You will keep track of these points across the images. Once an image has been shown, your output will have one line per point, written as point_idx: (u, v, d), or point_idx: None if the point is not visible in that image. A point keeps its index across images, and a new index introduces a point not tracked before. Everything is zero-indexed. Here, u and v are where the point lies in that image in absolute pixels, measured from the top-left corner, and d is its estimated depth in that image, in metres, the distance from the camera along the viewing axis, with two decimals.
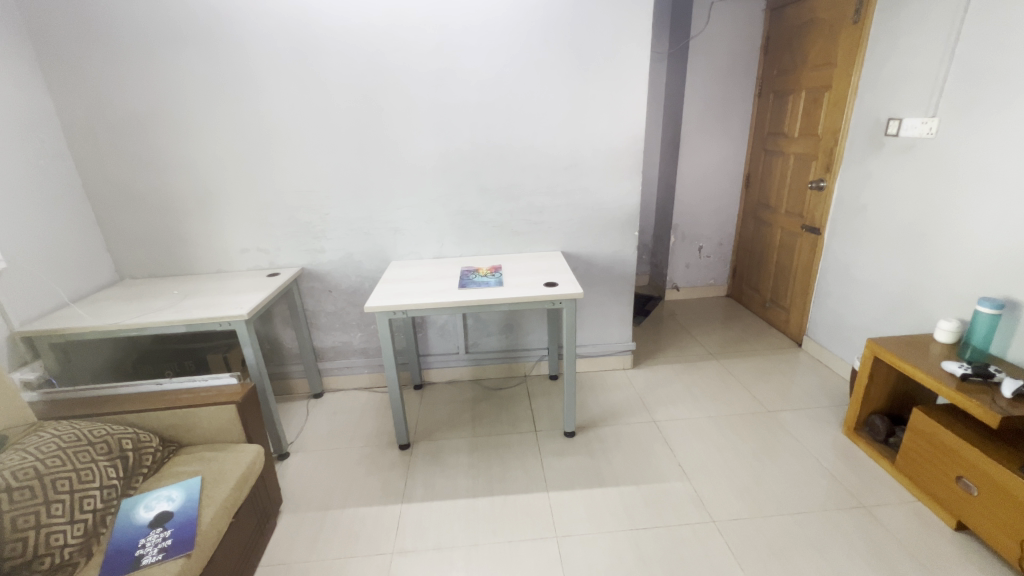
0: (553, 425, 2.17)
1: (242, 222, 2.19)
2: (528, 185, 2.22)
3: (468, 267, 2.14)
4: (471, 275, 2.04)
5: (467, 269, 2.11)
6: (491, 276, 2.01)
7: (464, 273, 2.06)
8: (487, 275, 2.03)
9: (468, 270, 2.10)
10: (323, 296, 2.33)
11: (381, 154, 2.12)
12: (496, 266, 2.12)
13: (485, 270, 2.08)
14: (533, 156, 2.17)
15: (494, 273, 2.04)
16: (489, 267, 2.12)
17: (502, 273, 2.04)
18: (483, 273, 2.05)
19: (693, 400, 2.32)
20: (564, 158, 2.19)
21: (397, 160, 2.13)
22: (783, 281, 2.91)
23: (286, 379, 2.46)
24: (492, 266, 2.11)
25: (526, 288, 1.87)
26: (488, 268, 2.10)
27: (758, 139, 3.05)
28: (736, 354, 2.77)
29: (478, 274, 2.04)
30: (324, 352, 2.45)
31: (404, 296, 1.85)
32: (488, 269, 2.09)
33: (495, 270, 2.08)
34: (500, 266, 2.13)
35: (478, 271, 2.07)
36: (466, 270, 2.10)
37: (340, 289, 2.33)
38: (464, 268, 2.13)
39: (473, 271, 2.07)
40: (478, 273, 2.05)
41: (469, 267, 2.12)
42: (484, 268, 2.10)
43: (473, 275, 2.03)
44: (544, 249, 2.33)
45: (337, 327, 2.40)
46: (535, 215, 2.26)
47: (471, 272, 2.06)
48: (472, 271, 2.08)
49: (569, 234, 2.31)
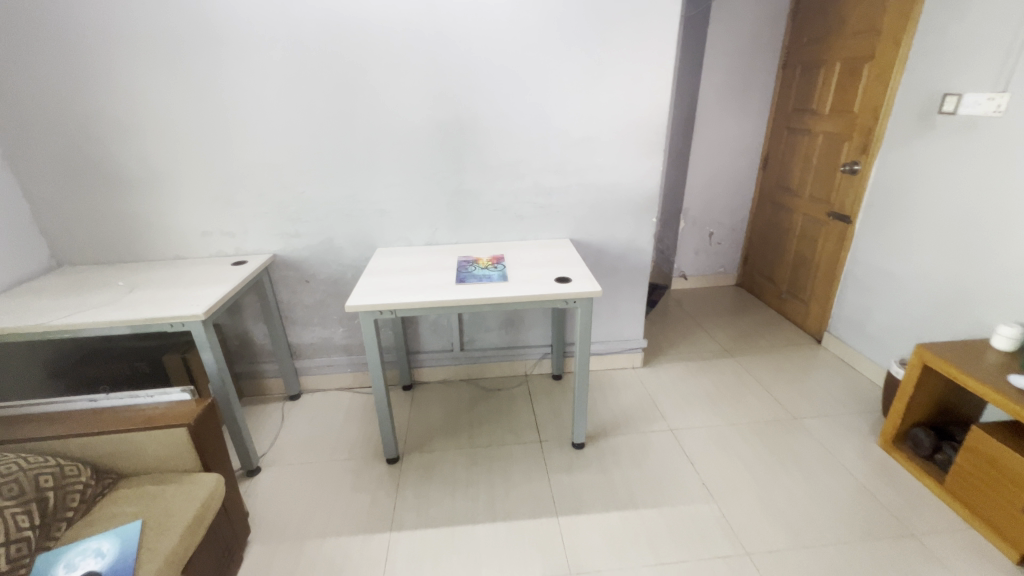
0: (559, 434, 1.95)
1: (201, 200, 1.87)
2: (535, 164, 1.93)
3: (467, 256, 1.86)
4: (469, 266, 1.77)
5: (465, 259, 1.83)
6: (493, 269, 1.74)
7: (462, 265, 1.78)
8: (489, 267, 1.76)
9: (466, 261, 1.82)
10: (298, 287, 2.04)
11: (364, 124, 1.81)
12: (498, 257, 1.85)
13: (486, 261, 1.81)
14: (541, 129, 1.89)
15: (496, 265, 1.77)
16: (491, 257, 1.85)
17: (506, 265, 1.78)
18: (484, 265, 1.78)
19: (711, 404, 2.12)
20: (576, 133, 1.90)
21: (384, 132, 1.83)
22: (802, 272, 2.70)
23: (258, 379, 2.19)
24: (493, 256, 1.85)
25: (534, 285, 1.61)
26: (490, 258, 1.83)
27: (781, 115, 2.79)
28: (752, 349, 2.57)
29: (478, 266, 1.77)
30: (302, 348, 2.17)
31: (392, 293, 1.57)
32: (489, 260, 1.82)
33: (498, 261, 1.81)
34: (503, 256, 1.86)
35: (478, 262, 1.80)
36: (463, 261, 1.82)
37: (319, 279, 2.04)
38: (461, 258, 1.85)
39: (472, 262, 1.80)
40: (479, 264, 1.78)
41: (468, 258, 1.85)
42: (484, 259, 1.83)
43: (472, 267, 1.76)
44: (551, 236, 2.06)
45: (315, 322, 2.12)
46: (541, 197, 1.99)
47: (470, 264, 1.78)
48: (472, 261, 1.81)
49: (579, 220, 2.04)
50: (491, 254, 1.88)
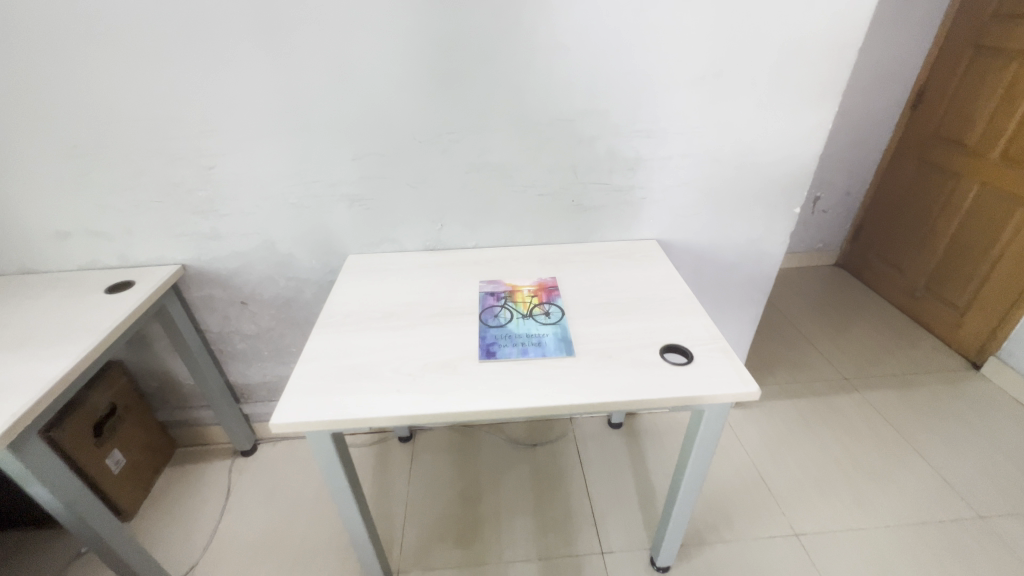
0: (629, 538, 1.30)
1: (40, 181, 1.09)
2: (615, 118, 1.10)
3: (495, 283, 1.10)
4: (500, 311, 1.01)
5: (493, 292, 1.07)
6: (546, 319, 0.99)
7: (488, 307, 1.02)
8: (537, 314, 1.01)
9: (495, 295, 1.06)
10: (231, 311, 1.32)
11: (306, 43, 0.97)
12: (551, 286, 1.09)
13: (531, 299, 1.04)
14: (633, 58, 1.03)
15: (546, 307, 1.02)
16: (536, 286, 1.09)
17: (564, 308, 1.02)
18: (528, 309, 1.02)
19: (848, 484, 1.45)
20: (696, 61, 1.04)
21: (343, 59, 0.99)
22: (959, 265, 1.90)
23: (194, 426, 1.55)
24: (540, 286, 1.09)
25: (627, 370, 0.86)
26: (535, 291, 1.06)
27: (966, 26, 1.83)
28: (883, 375, 1.84)
29: (516, 312, 1.01)
30: (252, 390, 1.50)
31: (361, 386, 0.84)
32: (535, 295, 1.06)
33: (550, 298, 1.04)
34: (557, 283, 1.10)
35: (516, 300, 1.04)
36: (488, 295, 1.06)
37: (260, 300, 1.31)
38: (484, 287, 1.09)
39: (505, 301, 1.04)
40: (518, 307, 1.02)
41: (497, 288, 1.09)
42: (526, 292, 1.07)
43: (506, 315, 1.00)
44: (627, 236, 1.28)
45: (265, 357, 1.43)
46: (618, 174, 1.18)
47: (501, 306, 1.02)
48: (505, 297, 1.05)
49: (675, 210, 1.25)
50: (535, 279, 1.12)
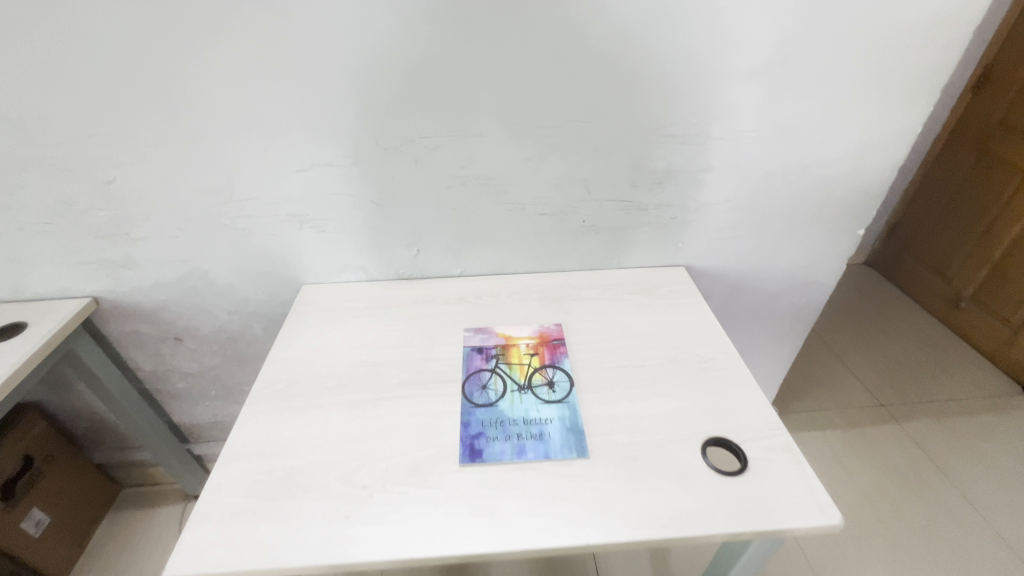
0: None
1: None
2: (643, 119, 0.84)
3: (484, 335, 0.86)
4: (490, 382, 0.78)
5: (482, 349, 0.83)
6: (549, 396, 0.75)
7: (475, 376, 0.79)
8: (538, 386, 0.77)
9: (483, 355, 0.82)
10: (164, 348, 1.09)
11: (224, 16, 0.70)
12: (555, 341, 0.85)
13: (531, 363, 0.81)
14: (673, 39, 0.76)
15: (549, 373, 0.79)
16: (537, 340, 0.85)
17: (573, 375, 0.79)
18: (526, 379, 0.78)
19: (890, 546, 1.26)
20: (755, 45, 0.78)
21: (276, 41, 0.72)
22: (1018, 277, 1.66)
23: (137, 467, 1.34)
24: (541, 340, 0.85)
25: (659, 483, 0.64)
26: (536, 350, 0.83)
27: None
28: (925, 402, 1.63)
29: (511, 384, 0.78)
30: (202, 430, 1.28)
31: (298, 510, 0.61)
32: (536, 355, 0.82)
33: (555, 361, 0.81)
34: (564, 334, 0.86)
35: (511, 364, 0.80)
36: (475, 355, 0.82)
37: (199, 337, 1.07)
38: (471, 342, 0.85)
39: (497, 365, 0.81)
40: (513, 375, 0.79)
41: (487, 343, 0.85)
42: (524, 351, 0.83)
43: (498, 389, 0.77)
44: (649, 263, 1.03)
45: (213, 396, 1.20)
46: (642, 190, 0.92)
47: (491, 373, 0.79)
48: (497, 359, 0.82)
49: (710, 233, 1.00)
50: (535, 329, 0.88)
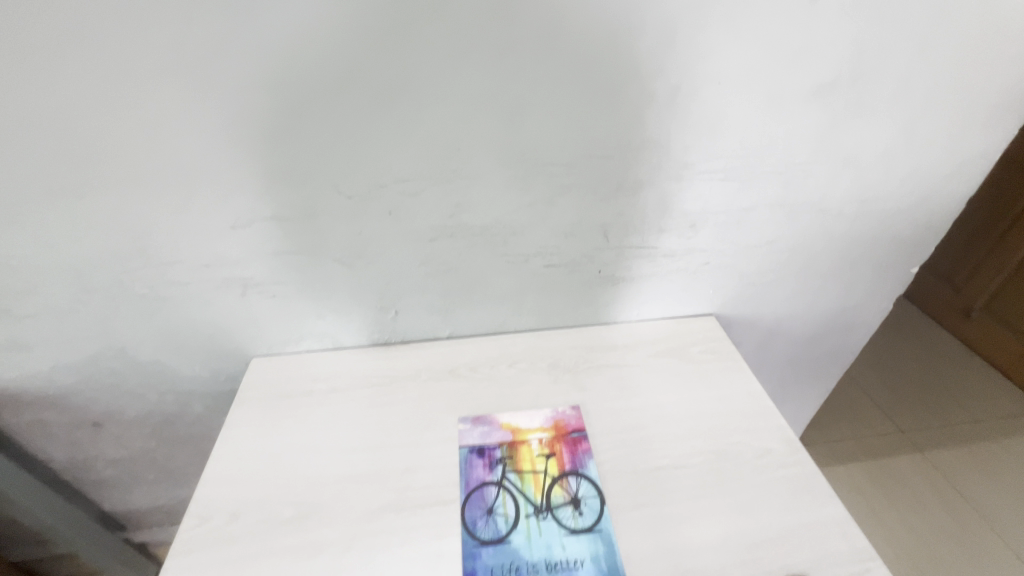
0: None
1: None
2: (680, 152, 0.66)
3: (485, 430, 0.69)
4: (497, 504, 0.61)
5: (483, 452, 0.66)
6: (575, 523, 0.59)
7: (477, 495, 0.61)
8: (560, 507, 0.61)
9: (486, 461, 0.65)
10: (80, 436, 0.87)
11: (114, 30, 0.50)
12: (575, 434, 0.68)
13: (547, 470, 0.64)
14: (724, 52, 0.59)
15: (572, 487, 0.62)
16: (551, 434, 0.68)
17: (602, 487, 0.62)
18: (543, 497, 0.62)
19: None
20: (822, 60, 0.61)
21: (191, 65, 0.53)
22: None
23: (66, 560, 1.12)
24: (557, 434, 0.68)
25: None
26: (552, 450, 0.66)
27: None
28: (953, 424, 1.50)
29: (525, 506, 0.61)
30: (142, 515, 1.07)
31: None
32: (552, 458, 0.65)
33: (578, 465, 0.64)
34: (584, 424, 0.69)
35: (522, 475, 0.63)
36: (476, 462, 0.65)
37: (125, 421, 0.86)
38: (468, 441, 0.67)
39: (504, 476, 0.64)
40: (526, 492, 0.62)
41: (489, 442, 0.67)
42: (537, 452, 0.66)
43: (508, 516, 0.60)
44: (675, 313, 0.87)
45: (152, 481, 0.99)
46: (671, 234, 0.75)
47: (498, 490, 0.62)
48: (504, 466, 0.65)
49: (747, 278, 0.84)
50: (548, 416, 0.71)
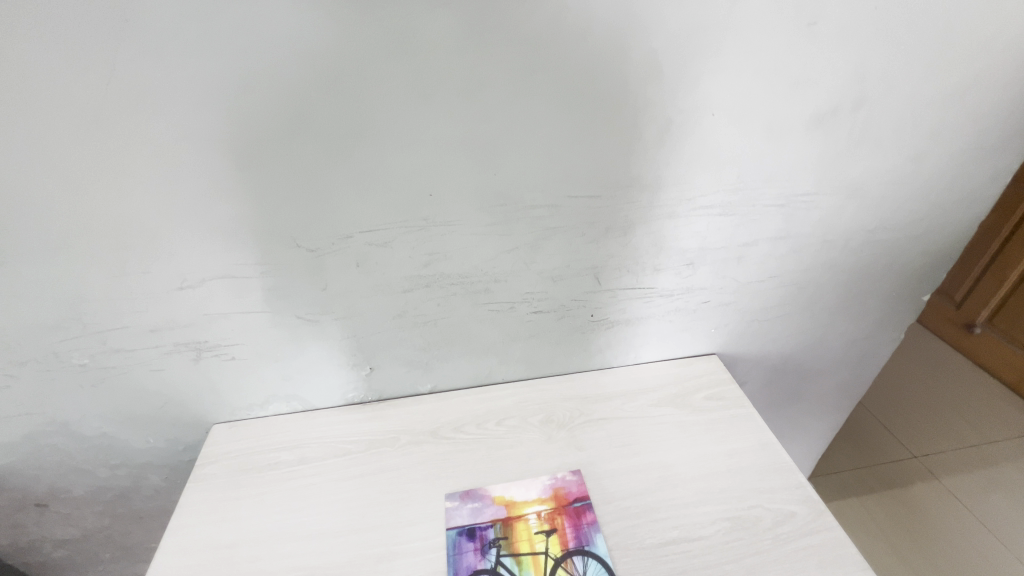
0: None
1: None
2: (672, 189, 0.61)
3: (475, 506, 0.61)
4: None
5: (474, 533, 0.58)
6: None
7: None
8: None
9: (478, 544, 0.57)
10: (22, 518, 0.78)
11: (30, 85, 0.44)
12: (578, 504, 0.61)
13: (549, 550, 0.56)
14: (715, 82, 0.54)
15: (580, 573, 0.54)
16: (551, 506, 0.61)
17: (612, 567, 0.55)
18: None
19: None
20: (822, 87, 0.56)
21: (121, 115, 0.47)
22: None
23: None
24: (558, 506, 0.61)
25: None
26: (553, 525, 0.58)
27: None
28: None
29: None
30: None
31: None
32: (553, 535, 0.58)
33: (583, 542, 0.57)
34: (586, 491, 0.62)
35: (520, 559, 0.56)
36: (466, 547, 0.57)
37: (72, 499, 0.77)
38: (457, 521, 0.60)
39: (498, 562, 0.56)
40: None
41: (479, 521, 0.59)
42: (536, 529, 0.58)
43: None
44: (674, 355, 0.81)
45: (108, 560, 0.90)
46: (667, 274, 0.70)
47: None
48: (497, 549, 0.57)
49: (749, 315, 0.78)
50: (546, 485, 0.63)
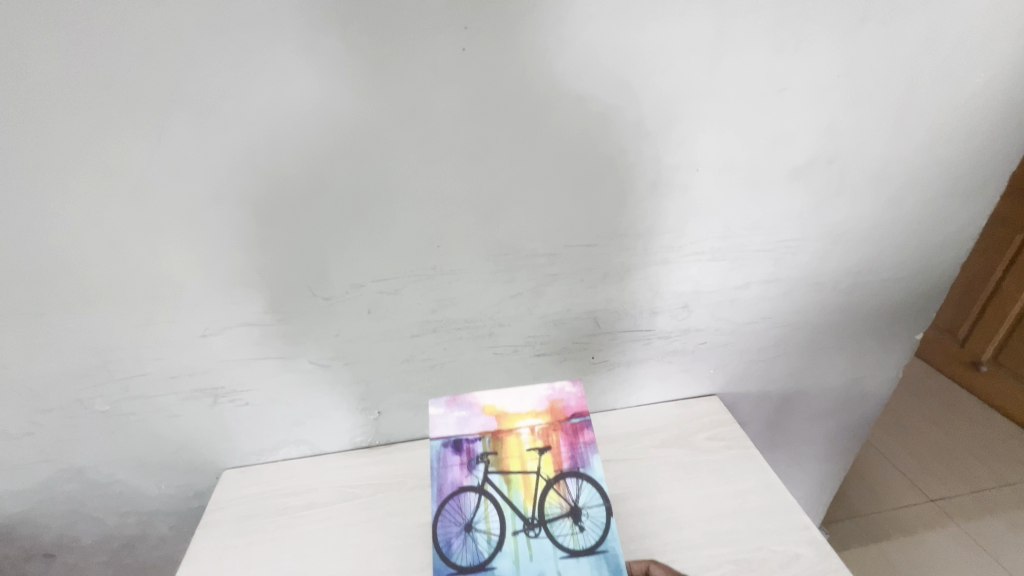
0: None
1: None
2: (664, 237, 0.65)
3: (462, 416, 0.57)
4: (478, 518, 0.53)
5: (459, 446, 0.56)
6: (574, 539, 0.54)
7: (453, 504, 0.54)
8: (556, 519, 0.54)
9: (463, 459, 0.55)
10: (31, 568, 0.78)
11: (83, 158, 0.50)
12: (575, 420, 0.57)
13: (541, 471, 0.55)
14: (699, 141, 0.59)
15: (570, 490, 0.55)
16: (546, 420, 0.57)
17: (605, 489, 0.55)
18: (534, 508, 0.54)
19: None
20: (798, 144, 0.61)
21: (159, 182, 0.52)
22: None
23: None
24: (553, 412, 0.57)
25: None
26: (547, 443, 0.56)
27: None
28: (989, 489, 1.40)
29: (512, 518, 0.53)
30: None
31: None
32: (546, 453, 0.56)
33: (578, 463, 0.55)
34: (584, 406, 0.58)
35: (509, 478, 0.54)
36: (450, 461, 0.55)
37: (81, 548, 0.78)
38: (441, 431, 0.56)
39: (486, 479, 0.54)
40: (514, 499, 0.53)
41: (467, 432, 0.56)
42: (527, 445, 0.56)
43: (491, 533, 0.53)
44: (675, 397, 0.82)
45: None
46: (664, 316, 0.73)
47: (479, 499, 0.53)
48: (485, 466, 0.55)
49: (747, 355, 0.80)
50: (542, 396, 0.58)
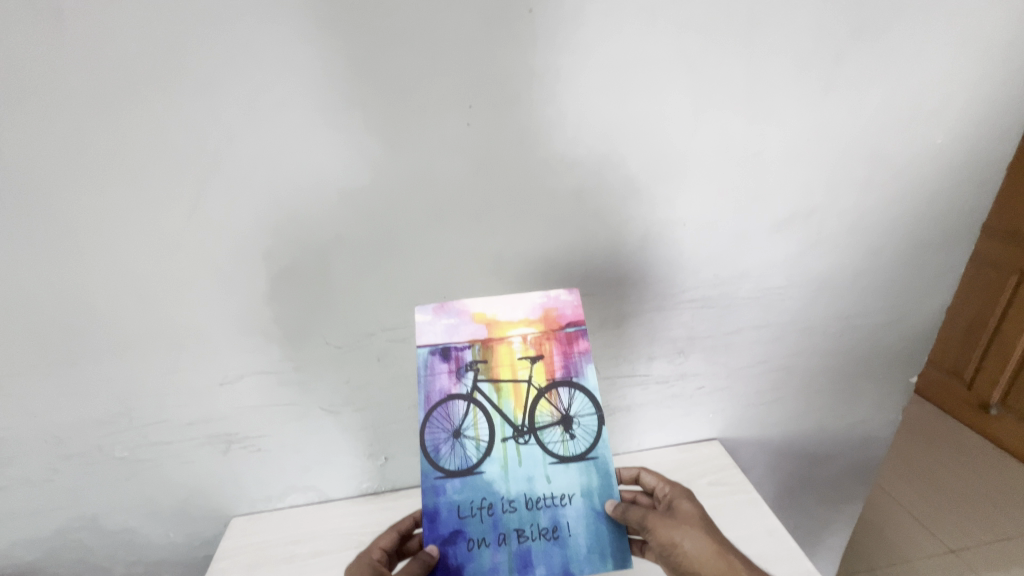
0: None
1: None
2: (657, 286, 0.69)
3: (451, 324, 0.57)
4: (467, 425, 0.55)
5: (449, 355, 0.56)
6: (564, 445, 0.56)
7: (442, 412, 0.55)
8: (546, 427, 0.56)
9: (452, 367, 0.56)
10: None
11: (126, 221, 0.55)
12: (569, 330, 0.58)
13: (531, 379, 0.56)
14: (685, 197, 0.64)
15: (561, 399, 0.56)
16: (539, 329, 0.58)
17: (598, 400, 0.56)
18: (524, 415, 0.55)
19: None
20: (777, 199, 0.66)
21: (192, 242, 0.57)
22: None
23: None
24: (548, 324, 0.58)
25: None
26: (540, 351, 0.57)
27: None
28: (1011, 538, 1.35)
29: (501, 425, 0.55)
30: None
31: None
32: (538, 362, 0.56)
33: (569, 372, 0.57)
34: (579, 316, 0.58)
35: (498, 385, 0.56)
36: (439, 368, 0.55)
37: None
38: (430, 338, 0.56)
39: (475, 388, 0.56)
40: (503, 407, 0.55)
41: (456, 341, 0.56)
42: (519, 354, 0.57)
43: (480, 439, 0.55)
44: (677, 441, 0.84)
45: None
46: (661, 361, 0.75)
47: (468, 406, 0.55)
48: (475, 373, 0.56)
49: (745, 399, 0.82)
50: (537, 304, 0.58)
